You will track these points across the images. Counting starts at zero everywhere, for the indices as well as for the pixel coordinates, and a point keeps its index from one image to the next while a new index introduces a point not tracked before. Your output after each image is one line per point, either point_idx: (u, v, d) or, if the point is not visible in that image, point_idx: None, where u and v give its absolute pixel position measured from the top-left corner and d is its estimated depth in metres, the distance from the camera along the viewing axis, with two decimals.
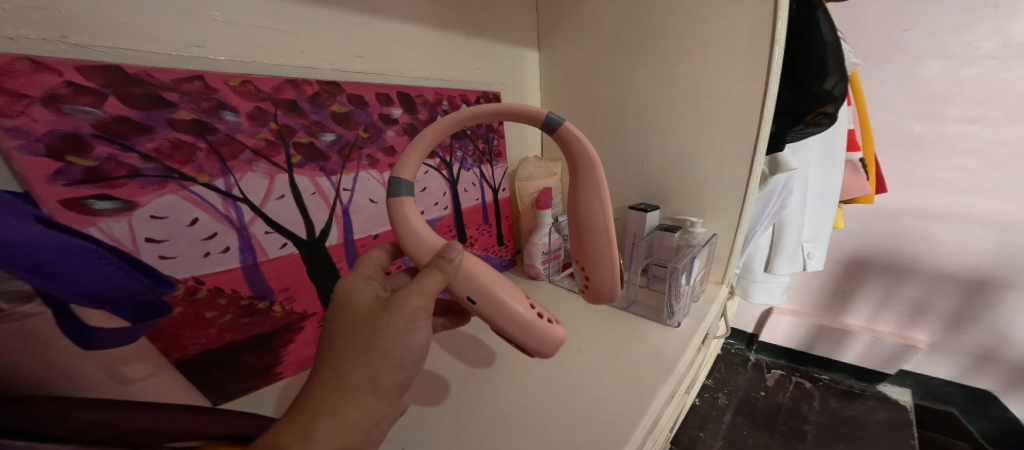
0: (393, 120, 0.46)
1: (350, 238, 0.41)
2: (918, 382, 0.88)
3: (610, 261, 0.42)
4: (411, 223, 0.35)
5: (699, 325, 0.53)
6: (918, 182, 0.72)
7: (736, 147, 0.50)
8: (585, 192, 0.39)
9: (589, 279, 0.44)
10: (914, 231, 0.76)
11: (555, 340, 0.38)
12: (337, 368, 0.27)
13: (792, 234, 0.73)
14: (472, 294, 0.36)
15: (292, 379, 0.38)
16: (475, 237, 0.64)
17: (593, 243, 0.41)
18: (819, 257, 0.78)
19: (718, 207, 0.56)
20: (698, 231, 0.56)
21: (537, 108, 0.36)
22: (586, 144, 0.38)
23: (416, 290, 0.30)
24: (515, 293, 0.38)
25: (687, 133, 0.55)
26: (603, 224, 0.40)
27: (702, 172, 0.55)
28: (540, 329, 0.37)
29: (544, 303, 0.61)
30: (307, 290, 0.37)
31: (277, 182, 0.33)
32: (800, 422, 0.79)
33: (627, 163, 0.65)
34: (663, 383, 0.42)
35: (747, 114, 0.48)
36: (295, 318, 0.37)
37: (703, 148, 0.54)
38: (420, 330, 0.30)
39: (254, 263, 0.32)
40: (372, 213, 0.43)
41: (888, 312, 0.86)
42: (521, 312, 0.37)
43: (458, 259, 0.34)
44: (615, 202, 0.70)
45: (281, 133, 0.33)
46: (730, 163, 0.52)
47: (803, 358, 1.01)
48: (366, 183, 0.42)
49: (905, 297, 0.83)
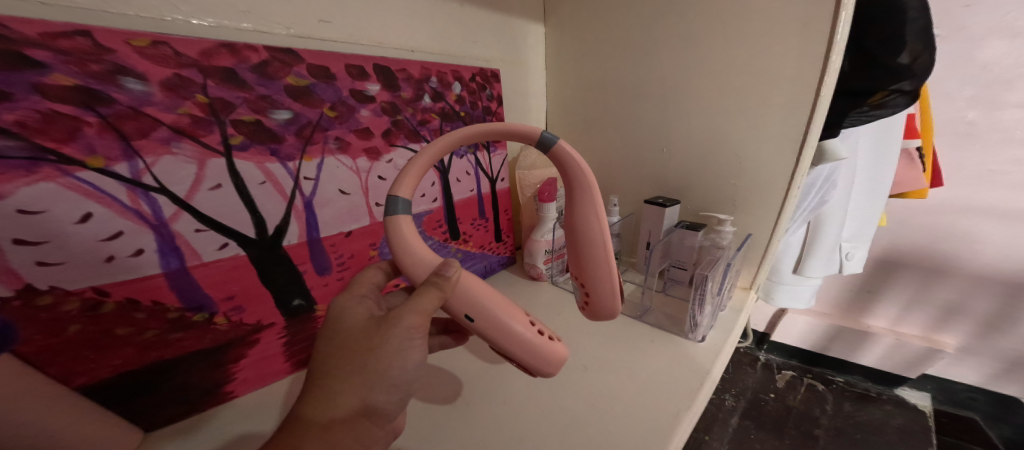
0: (369, 98, 0.39)
1: (315, 235, 0.35)
2: (940, 386, 0.79)
3: (611, 276, 0.35)
4: (406, 238, 0.30)
5: (727, 338, 0.46)
6: (966, 175, 0.62)
7: (781, 134, 0.42)
8: (579, 209, 0.33)
9: (589, 295, 0.36)
10: (956, 230, 0.65)
11: (555, 362, 0.31)
12: (330, 391, 0.24)
13: (830, 233, 0.64)
14: (466, 309, 0.30)
15: (246, 399, 0.33)
16: (469, 232, 0.58)
17: (591, 259, 0.34)
18: (859, 258, 0.69)
19: (751, 201, 0.47)
20: (728, 231, 0.48)
21: (530, 127, 0.32)
22: (585, 166, 0.33)
23: (412, 309, 0.27)
24: (515, 311, 0.31)
25: (719, 117, 0.46)
26: (599, 240, 0.33)
27: (735, 162, 0.47)
28: (544, 349, 0.31)
29: (546, 309, 0.54)
30: (261, 297, 0.32)
31: (210, 168, 0.27)
32: (811, 426, 0.70)
33: (641, 151, 0.57)
34: (692, 411, 0.35)
35: (798, 93, 0.39)
36: (247, 330, 0.31)
37: (740, 135, 0.45)
38: (416, 350, 0.27)
39: (182, 268, 0.27)
40: (342, 206, 0.37)
41: (916, 315, 0.76)
42: (520, 329, 0.30)
43: (458, 276, 0.30)
44: (629, 196, 0.62)
45: (214, 108, 0.27)
46: (772, 153, 0.43)
47: (816, 359, 0.89)
48: (335, 173, 0.36)
49: (935, 301, 0.73)
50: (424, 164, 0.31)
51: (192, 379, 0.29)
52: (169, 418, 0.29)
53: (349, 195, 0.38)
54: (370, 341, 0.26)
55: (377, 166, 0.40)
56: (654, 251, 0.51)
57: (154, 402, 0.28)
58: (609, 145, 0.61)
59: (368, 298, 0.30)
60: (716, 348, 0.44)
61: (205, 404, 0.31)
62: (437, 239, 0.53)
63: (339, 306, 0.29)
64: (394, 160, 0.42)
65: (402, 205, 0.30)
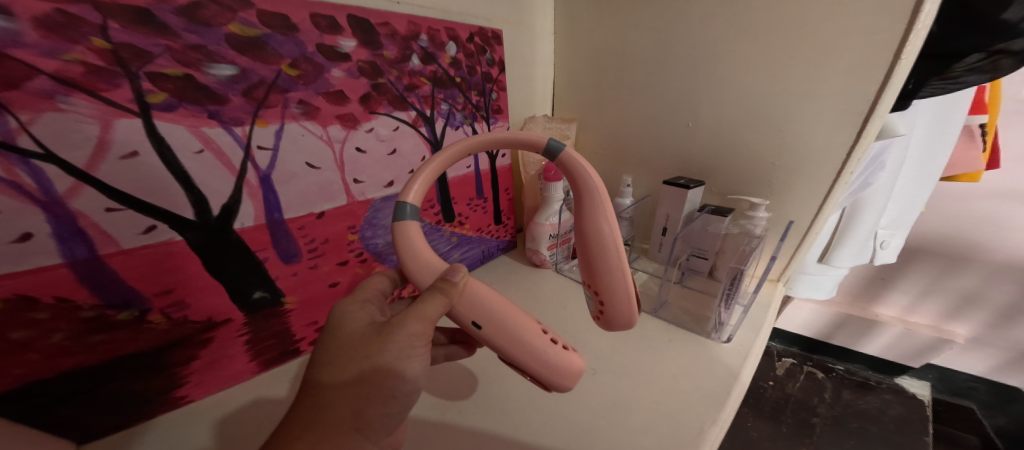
0: (343, 55, 0.32)
1: (277, 217, 0.29)
2: (941, 376, 0.72)
3: (625, 285, 0.30)
4: (413, 244, 0.26)
5: (757, 338, 0.40)
6: (1013, 157, 0.53)
7: (843, 107, 0.34)
8: (588, 217, 0.29)
9: (603, 304, 0.31)
10: (986, 215, 0.57)
11: (571, 375, 0.26)
12: (319, 402, 0.21)
13: (868, 220, 0.56)
14: (472, 316, 0.25)
15: (203, 403, 0.29)
16: (465, 214, 0.52)
17: (602, 265, 0.30)
18: (894, 247, 0.61)
19: (792, 183, 0.41)
20: (762, 218, 0.41)
21: (535, 134, 0.30)
22: (594, 172, 0.29)
23: (413, 315, 0.23)
24: (529, 322, 0.26)
25: (764, 86, 0.38)
26: (612, 255, 0.29)
27: (778, 139, 0.40)
28: (557, 361, 0.25)
29: (550, 299, 0.49)
30: (210, 291, 0.27)
31: (117, 132, 0.21)
32: (807, 414, 0.66)
33: (662, 124, 0.49)
34: (718, 426, 0.30)
35: (869, 58, 0.32)
36: (196, 329, 0.27)
37: (791, 108, 0.37)
38: (418, 360, 0.23)
39: (93, 257, 0.21)
40: (311, 183, 0.31)
41: (929, 304, 0.68)
42: (530, 337, 0.25)
43: (465, 282, 0.25)
44: (647, 176, 0.55)
45: (120, 58, 0.21)
46: (828, 129, 0.36)
47: (819, 347, 0.82)
48: (299, 142, 0.30)
49: (954, 289, 0.64)
50: (435, 168, 0.28)
51: (130, 386, 0.25)
52: (109, 428, 0.25)
53: (319, 170, 0.32)
54: (366, 349, 0.22)
55: (353, 136, 0.34)
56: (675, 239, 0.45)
57: (84, 412, 0.24)
58: (625, 118, 0.53)
59: (371, 304, 0.27)
60: (744, 350, 0.38)
61: (153, 411, 0.27)
62: (429, 222, 0.47)
63: (337, 311, 0.25)
64: (376, 129, 0.36)
65: (410, 211, 0.27)
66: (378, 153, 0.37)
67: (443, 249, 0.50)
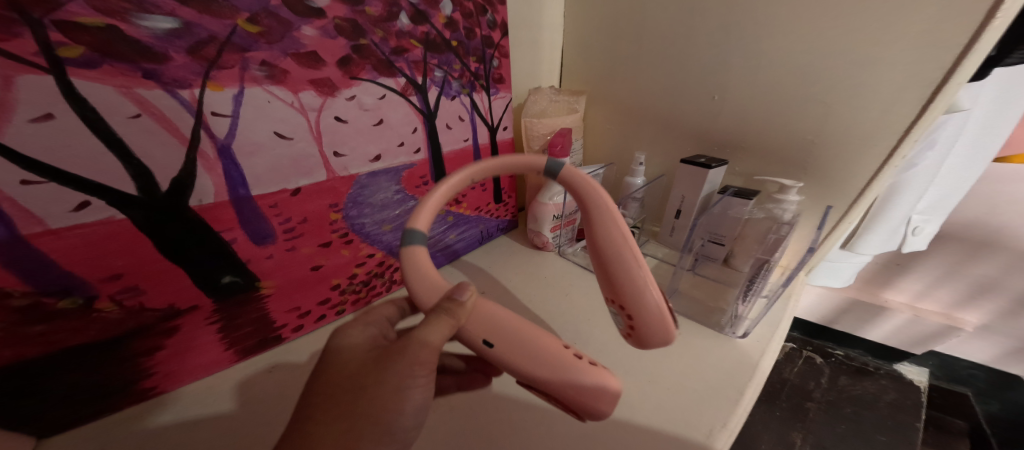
0: (317, 11, 0.27)
1: (243, 193, 0.26)
2: (941, 363, 0.66)
3: (654, 295, 0.27)
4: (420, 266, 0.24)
5: (775, 334, 0.36)
6: None
7: (909, 78, 0.29)
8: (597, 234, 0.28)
9: (632, 320, 0.28)
10: None
11: (602, 399, 0.22)
12: (306, 442, 0.18)
13: (902, 206, 0.49)
14: (486, 335, 0.22)
15: (174, 394, 0.27)
16: (462, 192, 0.47)
17: (623, 281, 0.27)
18: (927, 234, 0.54)
19: (834, 163, 0.36)
20: (792, 201, 0.37)
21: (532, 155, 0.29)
22: (599, 187, 0.29)
23: (416, 339, 0.21)
24: (548, 336, 0.23)
25: (814, 51, 0.33)
26: (632, 267, 0.27)
27: (822, 112, 0.34)
28: (588, 382, 0.22)
29: (552, 284, 0.45)
30: (169, 276, 0.24)
31: (23, 91, 0.17)
32: (802, 399, 0.64)
33: (684, 95, 0.43)
34: (729, 431, 0.27)
35: (957, 13, 0.26)
36: (157, 318, 0.24)
37: (844, 78, 0.32)
38: (418, 391, 0.21)
39: (17, 239, 0.18)
40: (283, 157, 0.28)
41: (943, 289, 0.60)
42: (550, 353, 0.22)
43: (473, 302, 0.23)
44: (663, 153, 0.49)
45: (15, 1, 0.16)
46: (886, 104, 0.31)
47: (820, 331, 0.76)
48: (265, 109, 0.26)
49: (970, 275, 0.57)
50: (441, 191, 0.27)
51: (87, 379, 0.23)
52: (72, 420, 0.24)
53: (291, 141, 0.28)
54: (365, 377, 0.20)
55: (331, 104, 0.30)
56: (694, 224, 0.40)
57: (34, 408, 0.22)
58: (642, 89, 0.48)
59: (373, 325, 0.25)
60: (760, 347, 0.35)
61: (120, 403, 0.25)
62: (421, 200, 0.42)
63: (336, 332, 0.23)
64: (357, 97, 0.32)
65: (419, 236, 0.25)
66: (362, 123, 0.33)
67: (438, 230, 0.46)
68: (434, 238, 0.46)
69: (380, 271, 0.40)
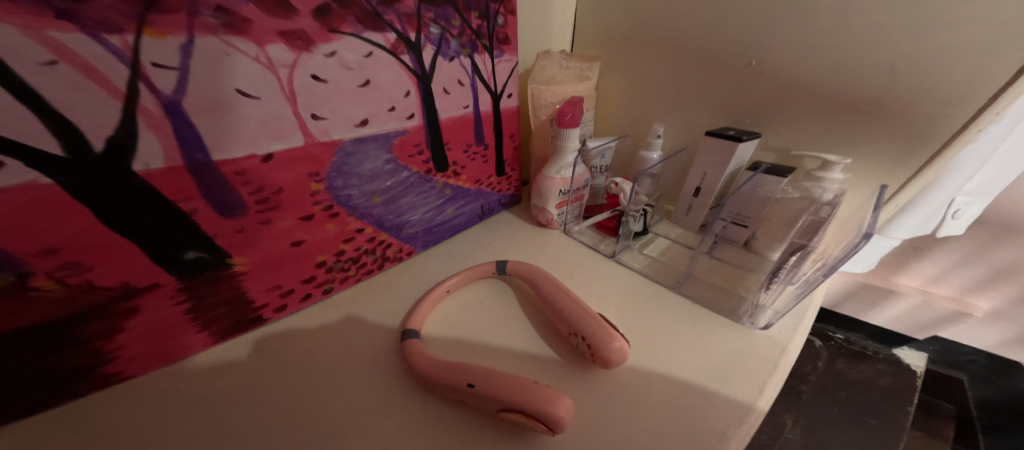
0: None
1: (201, 157, 0.22)
2: (942, 347, 0.58)
3: (594, 316, 0.29)
4: None
5: (801, 325, 0.33)
6: None
7: (1008, 32, 0.24)
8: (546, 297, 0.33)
9: (587, 343, 0.28)
10: None
11: (544, 411, 0.21)
12: None
13: (948, 185, 0.39)
14: (457, 377, 0.24)
15: (143, 378, 0.26)
16: (461, 163, 0.43)
17: (569, 314, 0.30)
18: (969, 216, 0.44)
19: (894, 137, 0.32)
20: (835, 180, 0.33)
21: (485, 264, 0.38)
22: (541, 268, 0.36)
23: None
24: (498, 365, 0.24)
25: (897, 2, 0.27)
26: (572, 303, 0.31)
27: (887, 81, 0.30)
28: (523, 397, 0.22)
29: (555, 264, 0.42)
30: (117, 250, 0.21)
31: None
32: (795, 382, 0.58)
33: (719, 59, 0.39)
34: (745, 431, 0.24)
35: None
36: (108, 297, 0.22)
37: (926, 38, 0.27)
38: None
39: None
40: (249, 120, 0.24)
41: (962, 273, 0.50)
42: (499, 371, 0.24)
43: None
44: (688, 124, 0.45)
45: None
46: (971, 66, 0.26)
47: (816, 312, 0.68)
48: (224, 63, 0.22)
49: (992, 260, 0.48)
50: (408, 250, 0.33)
51: (37, 366, 0.21)
52: (31, 407, 0.23)
53: (258, 101, 0.24)
54: None
55: (307, 61, 0.26)
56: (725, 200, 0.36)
57: None
58: (672, 54, 0.43)
59: None
60: (780, 341, 0.31)
61: (81, 386, 0.24)
62: (415, 171, 0.38)
63: None
64: (338, 54, 0.27)
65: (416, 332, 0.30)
66: (345, 84, 0.29)
67: (434, 204, 0.42)
68: (430, 212, 0.42)
69: (370, 248, 0.37)
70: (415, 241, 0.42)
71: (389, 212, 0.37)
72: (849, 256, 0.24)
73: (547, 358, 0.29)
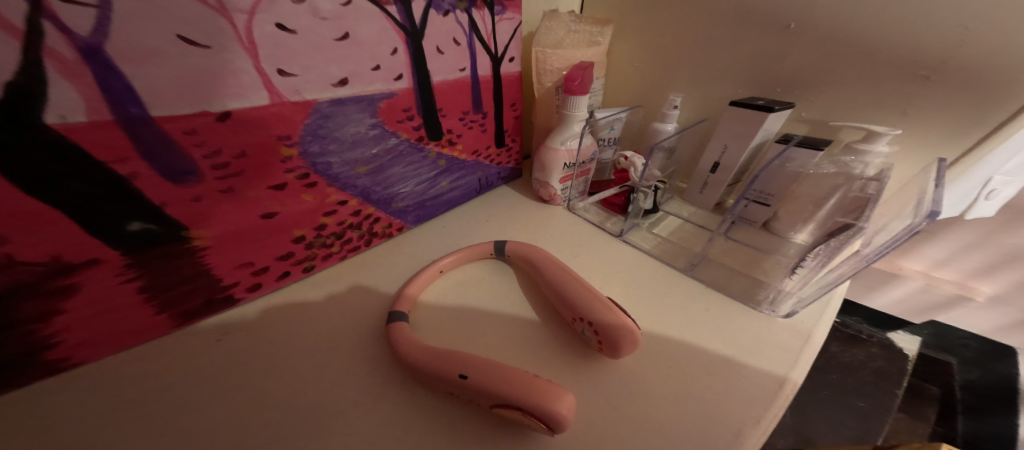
0: None
1: (134, 112, 0.19)
2: (938, 331, 0.50)
3: (600, 298, 0.26)
4: None
5: (825, 314, 0.30)
6: None
7: None
8: (547, 278, 0.30)
9: (593, 330, 0.25)
10: None
11: (545, 409, 0.18)
12: None
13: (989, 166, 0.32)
14: (447, 367, 0.22)
15: (97, 365, 0.25)
16: (457, 132, 0.39)
17: (571, 298, 0.27)
18: (1006, 198, 0.36)
19: (957, 106, 0.28)
20: (879, 153, 0.29)
21: (483, 244, 0.35)
22: (542, 249, 0.33)
23: None
24: (490, 361, 0.21)
25: None
26: (576, 285, 0.28)
27: (955, 44, 0.26)
28: (520, 391, 0.19)
29: (557, 243, 0.39)
30: (42, 220, 0.18)
31: None
32: None
33: (754, 16, 0.35)
34: (762, 430, 0.21)
35: None
36: (39, 274, 0.19)
37: None
38: None
39: None
40: (197, 73, 0.20)
41: (974, 255, 0.43)
42: (495, 366, 0.21)
43: None
44: (710, 93, 0.41)
45: None
46: None
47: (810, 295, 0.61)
48: (161, 3, 0.18)
49: (998, 245, 0.41)
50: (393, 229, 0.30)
51: None
52: None
53: (208, 51, 0.20)
54: None
55: (270, 6, 0.21)
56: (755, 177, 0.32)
57: None
58: (700, 13, 0.38)
59: None
60: (804, 330, 0.28)
61: (28, 376, 0.23)
62: (405, 139, 0.34)
63: None
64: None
65: (403, 316, 0.27)
66: (319, 37, 0.25)
67: (427, 176, 0.38)
68: (423, 185, 0.38)
69: (355, 222, 0.34)
70: (406, 215, 0.39)
71: (375, 184, 0.34)
72: (903, 239, 0.21)
73: (548, 345, 0.27)
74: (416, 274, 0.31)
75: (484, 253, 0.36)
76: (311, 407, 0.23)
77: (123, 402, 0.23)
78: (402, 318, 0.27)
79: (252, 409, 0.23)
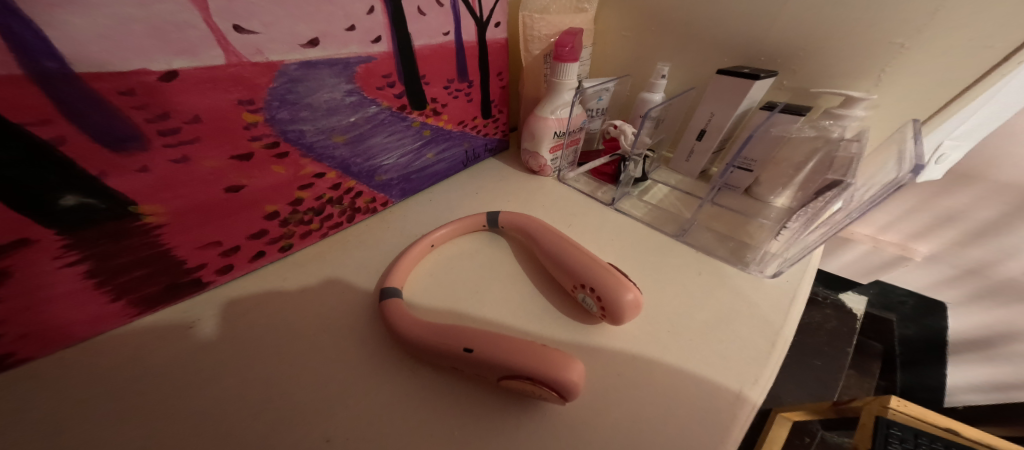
0: None
1: (51, 66, 0.16)
2: (881, 290, 0.52)
3: (600, 264, 0.26)
4: None
5: (807, 272, 0.32)
6: None
7: None
8: (545, 245, 0.29)
9: (598, 298, 0.25)
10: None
11: (554, 377, 0.18)
12: None
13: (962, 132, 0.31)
14: (451, 342, 0.21)
15: (43, 364, 0.22)
16: (442, 100, 0.37)
17: (570, 265, 0.27)
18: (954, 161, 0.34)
19: (927, 72, 0.29)
20: (856, 118, 0.31)
21: (475, 217, 0.34)
22: (535, 218, 0.32)
23: None
24: (493, 334, 0.21)
25: None
26: (575, 251, 0.28)
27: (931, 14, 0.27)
28: (527, 360, 0.19)
29: (546, 214, 0.38)
30: None
31: None
32: None
33: None
34: (761, 388, 0.22)
35: None
36: None
37: None
38: None
39: None
40: (128, 23, 0.17)
41: (913, 218, 0.44)
42: (497, 339, 0.20)
43: None
44: (698, 62, 0.40)
45: None
46: None
47: None
48: None
49: (936, 207, 0.42)
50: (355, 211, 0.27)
51: None
52: None
53: None
54: None
55: None
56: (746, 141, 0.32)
57: None
58: None
59: None
60: (789, 289, 0.30)
61: None
62: (386, 107, 0.32)
63: None
64: None
65: (397, 293, 0.26)
66: None
67: (411, 146, 0.36)
68: (407, 156, 0.36)
69: (335, 197, 0.32)
70: (391, 189, 0.37)
71: (355, 155, 0.31)
72: (887, 194, 0.22)
73: (551, 315, 0.27)
74: (408, 251, 0.30)
75: (470, 226, 0.34)
76: (304, 395, 0.21)
77: (81, 405, 0.20)
78: (395, 295, 0.26)
79: (239, 400, 0.21)
